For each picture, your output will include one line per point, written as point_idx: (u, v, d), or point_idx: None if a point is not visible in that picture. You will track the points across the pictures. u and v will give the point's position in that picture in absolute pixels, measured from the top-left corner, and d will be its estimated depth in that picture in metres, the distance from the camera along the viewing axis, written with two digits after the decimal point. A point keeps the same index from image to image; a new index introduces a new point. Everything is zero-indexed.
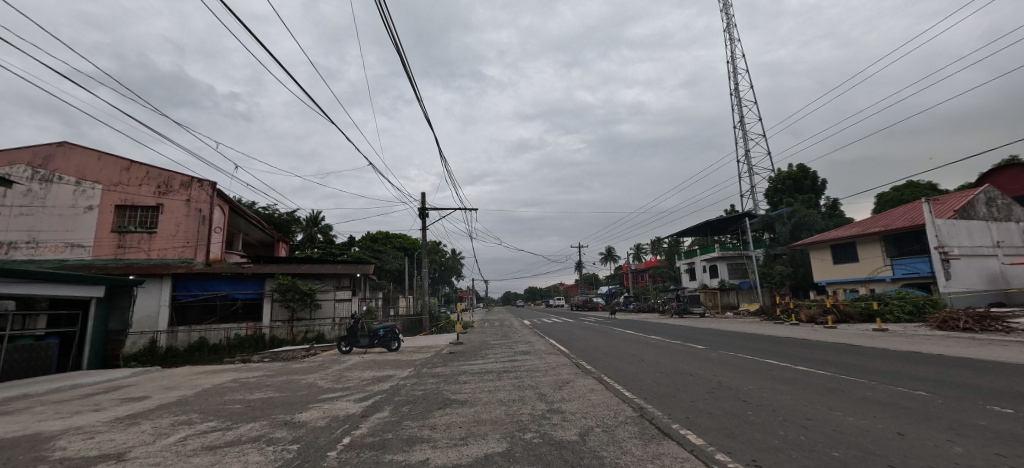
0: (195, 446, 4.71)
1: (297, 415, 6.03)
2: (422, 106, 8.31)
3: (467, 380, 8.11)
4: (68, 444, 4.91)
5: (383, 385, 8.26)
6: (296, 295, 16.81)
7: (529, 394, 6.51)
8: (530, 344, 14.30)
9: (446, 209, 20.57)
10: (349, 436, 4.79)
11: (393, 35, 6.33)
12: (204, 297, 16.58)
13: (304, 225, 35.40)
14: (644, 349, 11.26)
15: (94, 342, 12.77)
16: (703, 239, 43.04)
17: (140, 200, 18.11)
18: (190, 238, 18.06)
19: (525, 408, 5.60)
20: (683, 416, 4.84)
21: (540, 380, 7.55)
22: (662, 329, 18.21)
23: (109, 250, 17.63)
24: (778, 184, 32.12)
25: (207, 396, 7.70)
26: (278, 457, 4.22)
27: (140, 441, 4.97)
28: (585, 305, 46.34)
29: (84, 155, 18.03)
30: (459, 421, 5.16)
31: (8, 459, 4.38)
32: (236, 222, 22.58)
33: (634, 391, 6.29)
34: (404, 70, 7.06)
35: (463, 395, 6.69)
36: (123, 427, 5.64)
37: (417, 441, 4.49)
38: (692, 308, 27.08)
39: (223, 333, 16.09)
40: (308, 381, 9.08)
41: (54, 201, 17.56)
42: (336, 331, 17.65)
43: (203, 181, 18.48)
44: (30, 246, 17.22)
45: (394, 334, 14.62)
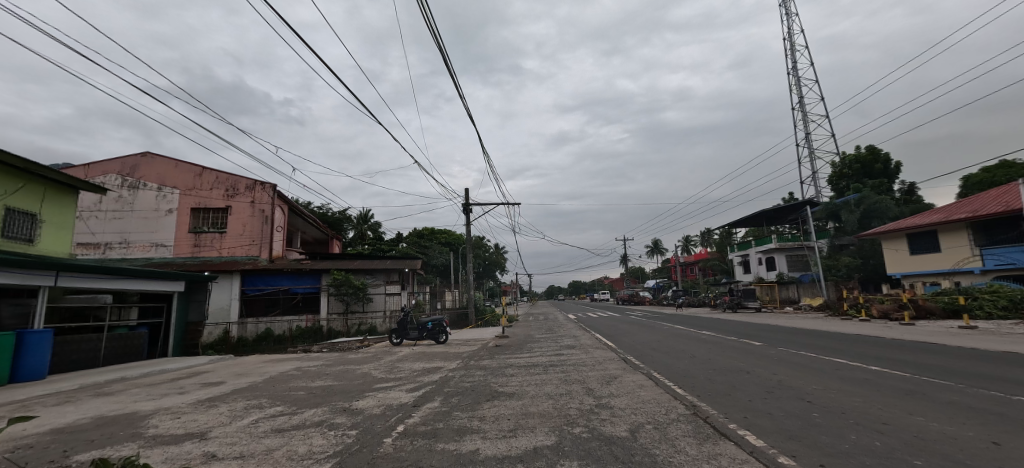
0: (266, 429, 5.08)
1: (354, 402, 6.37)
2: (464, 103, 8.43)
3: (513, 373, 8.20)
4: (160, 422, 5.47)
5: (432, 376, 8.52)
6: (349, 290, 17.69)
7: (577, 388, 6.46)
8: (575, 338, 14.20)
9: (490, 203, 20.78)
10: (404, 425, 4.99)
11: (436, 35, 6.46)
12: (269, 291, 17.79)
13: (355, 223, 36.98)
14: (695, 345, 10.87)
15: (179, 331, 14.02)
16: (758, 230, 40.77)
17: (211, 202, 19.64)
18: (255, 237, 19.43)
19: (574, 403, 5.57)
20: (740, 416, 4.63)
21: (587, 375, 7.47)
22: (714, 324, 17.50)
23: (187, 249, 19.32)
24: (843, 168, 29.77)
25: (274, 383, 8.29)
26: (339, 441, 4.47)
27: (219, 422, 5.43)
28: (630, 300, 45.05)
29: (163, 162, 19.77)
30: (507, 413, 5.24)
31: (111, 435, 4.94)
32: (295, 221, 24.00)
33: (687, 388, 6.08)
34: (447, 68, 7.17)
35: (511, 388, 6.77)
36: (203, 409, 6.19)
37: (467, 431, 4.60)
38: (747, 302, 25.89)
39: (287, 325, 17.08)
40: (363, 370, 9.54)
41: (140, 206, 19.49)
42: (387, 323, 18.16)
43: (265, 183, 19.72)
44: (123, 246, 19.26)
45: (441, 327, 15.00)
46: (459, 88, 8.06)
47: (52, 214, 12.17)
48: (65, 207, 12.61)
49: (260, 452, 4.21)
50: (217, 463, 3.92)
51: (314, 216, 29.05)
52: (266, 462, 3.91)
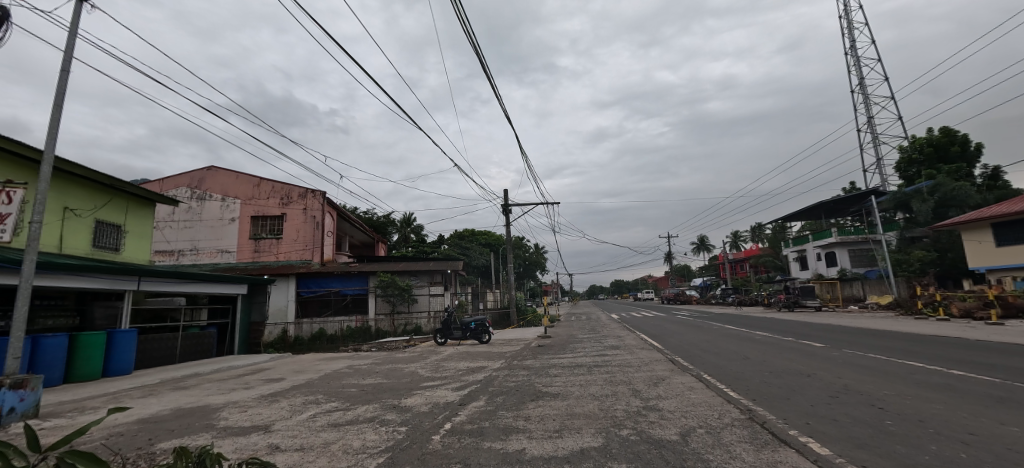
0: (322, 423, 5.34)
1: (403, 400, 6.57)
2: (501, 103, 8.53)
3: (557, 373, 8.17)
4: (230, 415, 5.90)
5: (477, 375, 8.65)
6: (395, 291, 18.33)
7: (623, 390, 6.33)
8: (620, 338, 13.90)
9: (530, 203, 20.78)
10: (450, 423, 5.09)
11: (472, 38, 6.60)
12: (321, 293, 18.72)
13: (399, 226, 38.11)
14: (748, 346, 10.38)
15: (243, 331, 15.00)
16: (815, 223, 38.32)
17: (268, 210, 20.88)
18: (308, 242, 20.49)
19: (620, 404, 5.48)
20: (800, 422, 4.38)
21: (633, 376, 7.32)
22: (767, 324, 16.65)
23: (248, 254, 20.70)
24: (913, 153, 27.36)
25: (329, 380, 8.72)
26: (390, 437, 4.62)
27: (281, 416, 5.78)
28: (676, 299, 43.49)
29: (225, 174, 21.25)
30: (552, 413, 5.22)
31: (189, 425, 5.38)
32: (343, 226, 25.08)
33: (741, 391, 5.82)
34: (483, 70, 7.30)
35: (555, 388, 6.75)
36: (267, 403, 6.62)
37: (513, 430, 4.63)
38: (805, 301, 24.33)
39: (338, 325, 17.70)
40: (410, 369, 9.82)
41: (207, 215, 21.05)
42: (432, 323, 18.57)
43: (315, 191, 20.72)
44: (193, 252, 20.91)
45: (484, 327, 15.14)
46: (496, 90, 8.20)
47: (135, 224, 13.40)
48: (144, 217, 13.81)
49: (319, 445, 4.43)
50: (280, 454, 4.18)
51: (361, 220, 30.20)
52: (324, 455, 4.10)
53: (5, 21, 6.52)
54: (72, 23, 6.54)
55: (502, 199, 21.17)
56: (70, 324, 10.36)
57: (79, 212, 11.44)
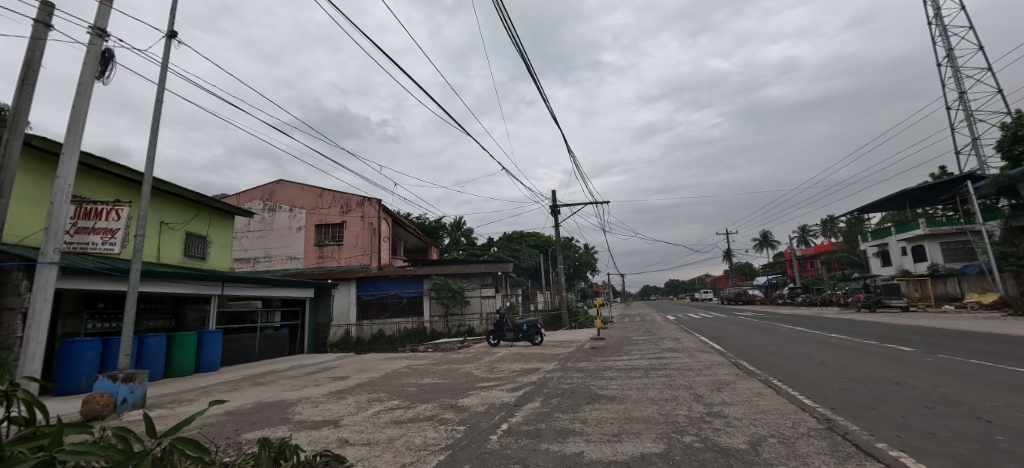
0: (386, 420, 5.59)
1: (460, 399, 6.73)
2: (545, 101, 8.74)
3: (613, 376, 8.01)
4: (303, 410, 6.33)
5: (531, 376, 8.68)
6: (448, 293, 18.90)
7: (684, 394, 6.10)
8: (677, 341, 13.37)
9: (579, 203, 20.50)
10: (507, 423, 5.15)
11: (515, 40, 6.90)
12: (379, 296, 19.59)
13: (451, 229, 39.03)
14: (822, 350, 9.61)
15: (311, 332, 16.02)
16: (898, 213, 34.82)
17: (330, 219, 22.20)
18: (367, 248, 21.58)
19: (681, 409, 5.27)
20: (889, 434, 4.00)
21: (694, 380, 7.00)
22: (843, 326, 15.33)
23: (314, 260, 22.04)
24: (1018, 130, 24.09)
25: (390, 379, 9.11)
26: (449, 436, 4.75)
27: (349, 412, 6.12)
28: (736, 299, 41.08)
29: (292, 186, 22.82)
30: (609, 417, 5.13)
31: (268, 418, 5.83)
32: (398, 231, 26.12)
33: (817, 399, 5.40)
34: (527, 69, 7.55)
35: (611, 391, 6.62)
36: (335, 400, 7.03)
37: (570, 433, 4.60)
38: (889, 300, 22.09)
39: (395, 326, 18.19)
40: (466, 370, 10.03)
41: (278, 225, 22.70)
42: (484, 324, 18.89)
43: (372, 199, 21.82)
44: (266, 259, 22.60)
45: (536, 328, 15.12)
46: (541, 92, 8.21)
47: (218, 236, 14.73)
48: (225, 228, 15.15)
49: (383, 440, 4.64)
50: (349, 448, 4.43)
51: (413, 226, 31.29)
52: (389, 450, 4.29)
53: (111, 61, 7.42)
54: (164, 57, 7.32)
55: (551, 200, 21.05)
56: (168, 324, 11.57)
57: (172, 225, 12.78)
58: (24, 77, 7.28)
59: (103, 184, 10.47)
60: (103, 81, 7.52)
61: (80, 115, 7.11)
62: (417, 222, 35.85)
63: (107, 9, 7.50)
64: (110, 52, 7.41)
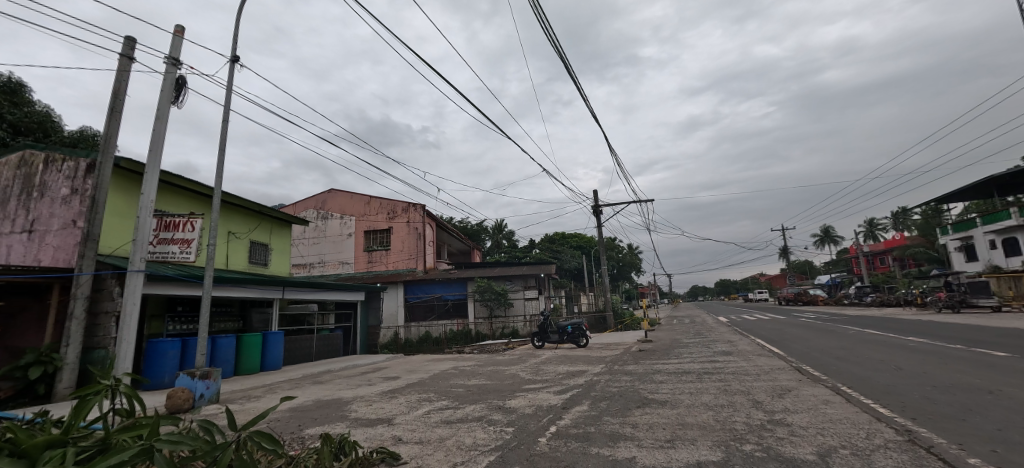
0: (436, 419, 5.72)
1: (507, 401, 6.77)
2: (586, 102, 8.57)
3: (663, 380, 7.77)
4: (359, 408, 6.62)
5: (577, 379, 8.59)
6: (492, 295, 19.12)
7: (741, 400, 5.81)
8: (731, 343, 12.73)
9: (622, 202, 20.05)
10: (556, 426, 5.12)
11: (554, 42, 6.85)
12: (426, 299, 20.13)
13: (493, 232, 39.40)
14: (897, 354, 8.84)
15: (363, 333, 16.71)
16: (984, 203, 31.51)
17: (378, 225, 23.06)
18: (412, 252, 22.30)
19: (738, 416, 5.02)
20: (984, 449, 3.61)
21: (752, 386, 6.64)
22: (919, 328, 14.07)
23: (364, 265, 22.97)
24: None
25: (438, 380, 9.33)
26: (498, 437, 4.80)
27: (401, 411, 6.32)
28: (795, 300, 38.65)
29: (342, 195, 23.91)
30: (662, 422, 4.98)
31: (328, 415, 6.15)
32: (443, 235, 26.73)
33: (895, 408, 4.97)
34: (567, 70, 7.47)
35: (662, 395, 6.42)
36: (388, 399, 7.28)
37: (620, 437, 4.51)
38: (977, 300, 19.98)
39: (442, 328, 18.59)
40: (511, 371, 10.08)
41: (330, 232, 23.86)
42: (528, 326, 18.97)
43: (416, 204, 22.54)
44: (321, 265, 23.77)
45: (581, 331, 14.95)
46: (582, 92, 8.12)
47: (277, 244, 15.67)
48: (284, 236, 16.10)
49: (435, 439, 4.76)
50: (404, 445, 4.59)
51: (456, 229, 31.85)
52: (440, 449, 4.40)
53: (184, 87, 8.12)
54: (229, 81, 7.92)
55: (593, 200, 20.80)
56: (236, 326, 12.45)
57: (238, 234, 13.77)
58: (113, 106, 8.13)
59: (179, 199, 11.47)
60: (178, 105, 8.24)
61: (159, 138, 7.83)
62: (460, 226, 36.49)
63: (180, 40, 8.21)
64: (182, 79, 8.10)
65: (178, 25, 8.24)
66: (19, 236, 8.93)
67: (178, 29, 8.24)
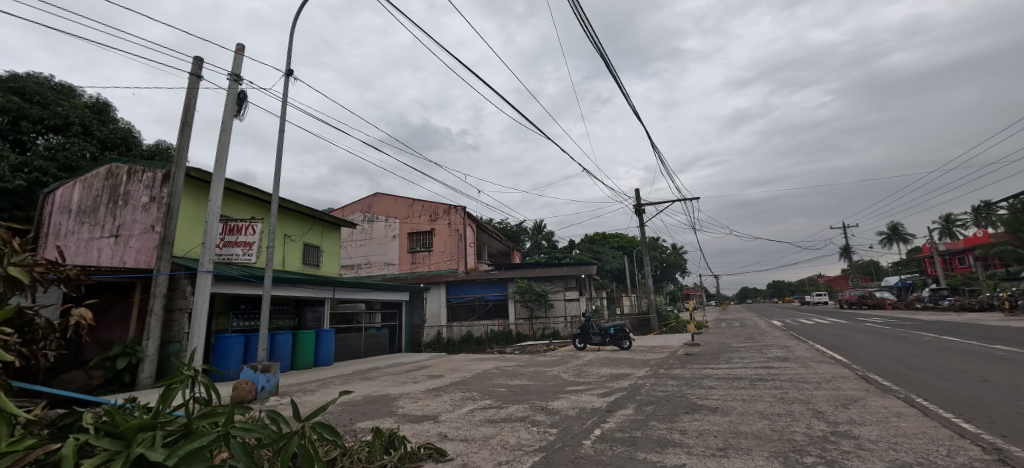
0: (480, 418, 5.79)
1: (550, 402, 6.75)
2: (627, 100, 8.41)
3: (712, 385, 7.47)
4: (406, 404, 6.82)
5: (621, 382, 8.41)
6: (532, 296, 19.13)
7: (800, 409, 5.48)
8: (787, 349, 12.02)
9: (665, 201, 19.47)
10: (600, 429, 5.05)
11: (595, 41, 6.65)
12: (467, 299, 20.43)
13: (532, 233, 39.39)
14: (979, 364, 8.04)
15: (407, 332, 17.19)
16: None
17: (421, 226, 23.72)
18: (454, 253, 22.78)
19: (797, 426, 4.75)
20: None
21: (812, 394, 6.25)
22: (1003, 335, 12.74)
23: (408, 265, 23.65)
24: None
25: (481, 379, 9.44)
26: (542, 438, 4.79)
27: (445, 409, 6.45)
28: (858, 303, 36.04)
29: (387, 198, 24.70)
30: (712, 429, 4.80)
31: (377, 410, 6.38)
32: (483, 236, 27.07)
33: (982, 424, 4.52)
34: (608, 69, 7.34)
35: (712, 402, 6.17)
36: (433, 396, 7.45)
37: (668, 443, 4.38)
38: None
39: (483, 328, 18.74)
40: (553, 373, 10.04)
41: (375, 234, 24.73)
42: (569, 328, 18.85)
43: (457, 206, 23.00)
44: (367, 265, 24.66)
45: (624, 333, 14.63)
46: (623, 90, 7.99)
47: (328, 246, 16.42)
48: (334, 238, 16.85)
49: (480, 437, 4.84)
50: (449, 442, 4.69)
51: (496, 231, 32.13)
52: (485, 448, 4.46)
53: (245, 101, 8.70)
54: (284, 94, 8.42)
55: (635, 199, 20.36)
56: (292, 323, 13.13)
57: (293, 237, 14.56)
58: (185, 121, 8.83)
59: (241, 204, 12.29)
60: (239, 118, 8.84)
61: (224, 149, 8.43)
62: (500, 227, 36.78)
63: (241, 57, 8.82)
64: (243, 93, 8.68)
65: (239, 44, 8.85)
66: (108, 240, 9.98)
67: (239, 47, 8.84)
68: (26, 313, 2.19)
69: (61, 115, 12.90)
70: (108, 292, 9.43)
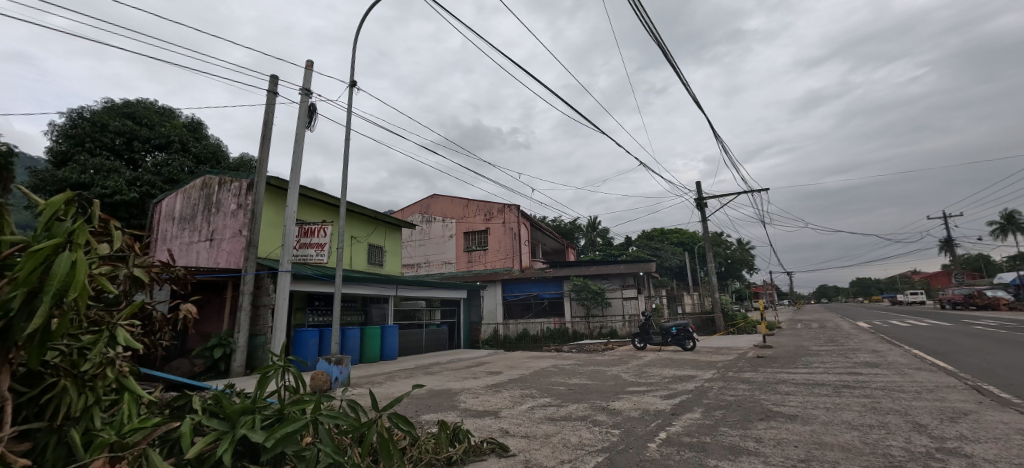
0: (541, 416, 5.81)
1: (611, 402, 6.62)
2: (686, 88, 8.07)
3: (789, 391, 6.96)
4: (467, 399, 7.01)
5: (685, 384, 8.06)
6: (589, 294, 18.84)
7: (897, 421, 4.96)
8: (875, 354, 10.90)
9: (730, 194, 18.40)
10: (666, 432, 4.89)
11: (652, 32, 6.68)
12: (523, 297, 20.53)
13: (587, 230, 38.80)
14: None
15: (466, 329, 17.61)
16: None
17: (476, 226, 24.22)
18: (509, 251, 23.04)
19: (894, 440, 4.29)
20: None
21: (910, 405, 5.62)
22: None
23: (465, 264, 24.24)
24: None
25: (539, 377, 9.46)
26: (605, 438, 4.72)
27: (505, 405, 6.54)
28: (965, 303, 31.94)
29: (444, 199, 25.42)
30: (792, 439, 4.47)
31: (440, 404, 6.60)
32: (538, 235, 27.11)
33: None
34: (665, 57, 7.22)
35: (790, 409, 5.74)
36: (493, 393, 7.58)
37: (742, 451, 4.14)
38: None
39: (539, 326, 18.68)
40: (612, 372, 9.84)
41: (433, 234, 25.54)
42: (627, 327, 18.39)
43: (511, 205, 23.23)
44: (426, 264, 25.55)
45: (688, 333, 13.99)
46: (681, 79, 7.68)
47: (390, 246, 17.23)
48: (396, 238, 17.65)
49: (541, 435, 4.85)
50: (511, 438, 4.76)
51: (551, 228, 32.02)
52: (547, 445, 4.46)
53: (315, 113, 9.35)
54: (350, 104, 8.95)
55: (696, 192, 19.48)
56: (360, 319, 13.91)
57: (359, 238, 15.43)
58: (265, 134, 9.66)
59: (313, 208, 13.22)
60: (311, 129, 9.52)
61: (299, 158, 9.11)
62: (555, 224, 36.65)
63: (310, 73, 9.48)
64: (314, 105, 9.33)
65: (309, 60, 9.53)
66: (204, 243, 11.15)
67: (309, 63, 9.53)
68: (146, 308, 2.48)
69: (164, 134, 14.59)
70: (206, 290, 10.53)
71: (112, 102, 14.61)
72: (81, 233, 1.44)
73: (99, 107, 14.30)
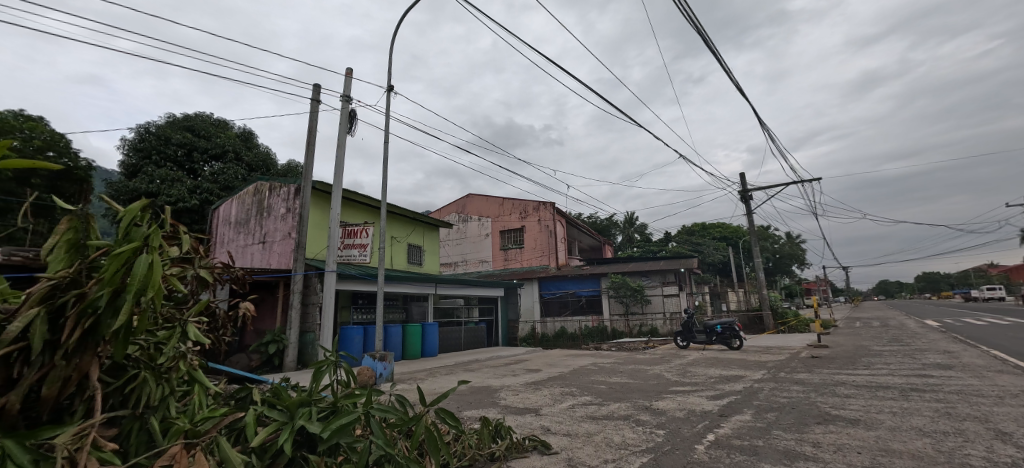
0: (582, 414, 5.77)
1: (654, 402, 6.48)
2: (728, 75, 7.73)
3: (848, 393, 6.55)
4: (508, 396, 7.05)
5: (733, 385, 7.75)
6: (628, 292, 18.46)
7: (975, 429, 4.55)
8: (946, 355, 10.05)
9: (777, 185, 17.48)
10: (713, 434, 4.73)
11: (692, 19, 6.46)
12: (560, 295, 20.41)
13: (624, 226, 38.05)
14: None
15: (504, 327, 17.73)
16: None
17: (512, 224, 24.31)
18: (546, 249, 22.98)
19: (972, 448, 3.95)
20: None
21: (992, 412, 5.14)
22: None
23: (501, 262, 24.41)
24: None
25: (578, 375, 9.37)
26: (649, 438, 4.62)
27: (545, 402, 6.53)
28: None
29: (479, 198, 25.65)
30: (855, 444, 4.21)
31: (481, 400, 6.68)
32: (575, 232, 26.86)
33: None
34: (704, 44, 6.95)
35: (851, 413, 5.40)
36: (532, 390, 7.59)
37: (798, 456, 3.95)
38: None
39: (578, 324, 18.51)
40: (654, 372, 9.59)
41: (470, 233, 25.82)
42: (669, 325, 17.86)
43: (546, 203, 23.16)
44: (463, 264, 25.90)
45: (734, 331, 13.40)
46: (722, 66, 7.36)
47: (429, 245, 17.59)
48: (434, 238, 17.99)
49: (582, 434, 4.81)
50: (552, 436, 4.75)
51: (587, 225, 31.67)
52: (589, 444, 4.43)
53: (355, 118, 9.67)
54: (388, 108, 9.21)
55: (740, 185, 18.66)
56: (402, 317, 14.31)
57: (399, 238, 15.85)
58: (310, 140, 10.09)
59: (356, 210, 13.70)
60: (352, 134, 9.87)
61: (341, 162, 9.46)
62: (591, 220, 36.17)
63: (350, 80, 9.83)
64: (354, 111, 9.66)
65: (348, 68, 9.88)
66: (258, 246, 11.80)
67: (349, 71, 9.88)
68: (210, 306, 2.65)
69: (220, 145, 15.55)
70: (261, 290, 11.16)
71: (174, 117, 15.71)
72: (155, 237, 1.55)
73: (163, 122, 15.41)
